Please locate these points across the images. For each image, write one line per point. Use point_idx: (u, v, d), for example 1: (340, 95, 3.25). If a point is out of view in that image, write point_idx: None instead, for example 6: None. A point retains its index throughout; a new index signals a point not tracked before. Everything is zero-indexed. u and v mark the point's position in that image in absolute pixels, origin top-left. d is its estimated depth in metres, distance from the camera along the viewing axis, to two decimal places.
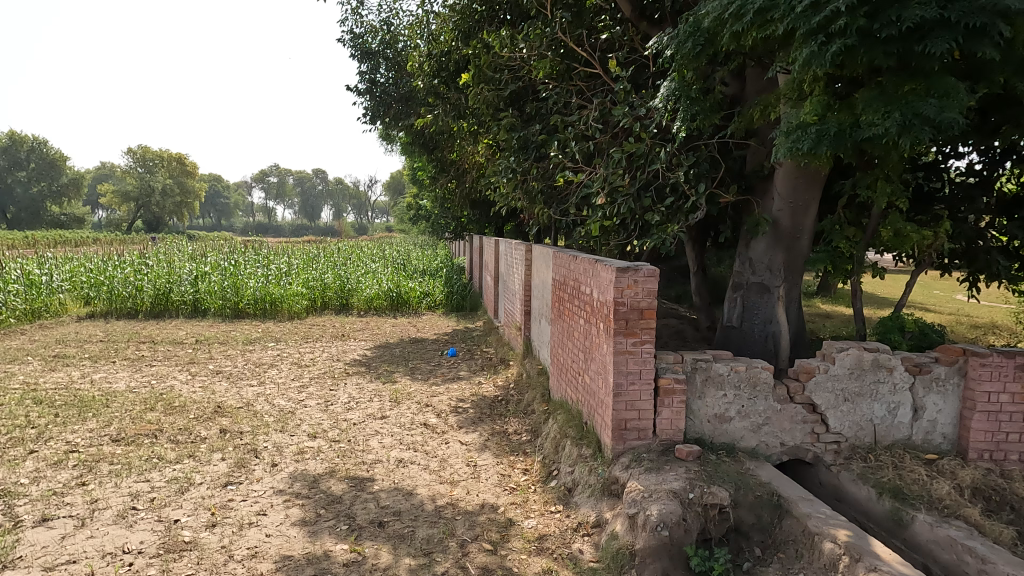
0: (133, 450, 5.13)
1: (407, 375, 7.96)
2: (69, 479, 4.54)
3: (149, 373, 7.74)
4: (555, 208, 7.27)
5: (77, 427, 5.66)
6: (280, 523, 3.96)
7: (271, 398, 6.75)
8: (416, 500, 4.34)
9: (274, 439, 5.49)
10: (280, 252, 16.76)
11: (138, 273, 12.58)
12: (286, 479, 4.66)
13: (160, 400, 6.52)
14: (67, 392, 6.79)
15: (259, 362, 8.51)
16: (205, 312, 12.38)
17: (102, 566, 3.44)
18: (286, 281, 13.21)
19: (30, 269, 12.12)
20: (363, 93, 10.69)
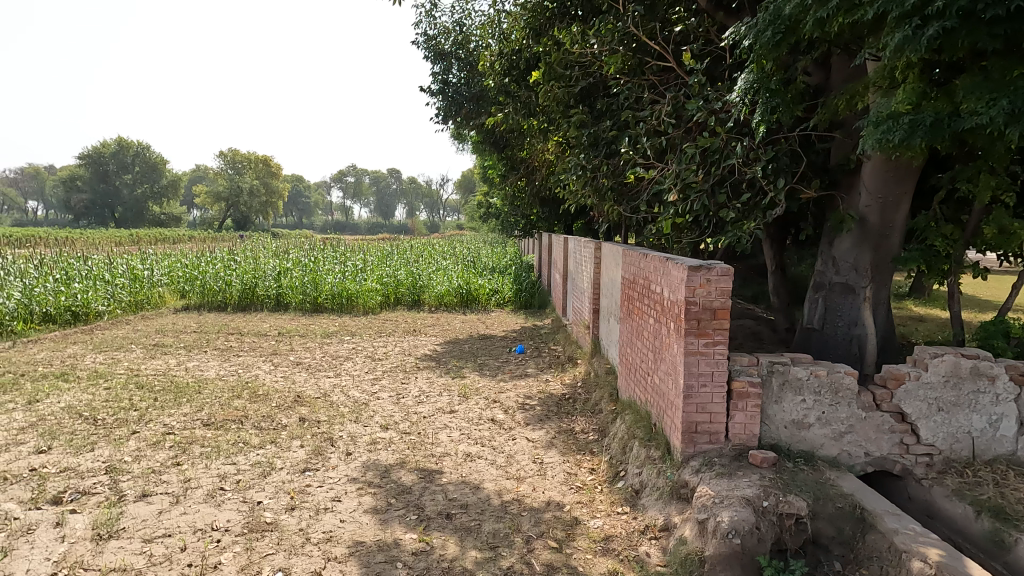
0: (221, 434, 5.48)
1: (476, 370, 8.07)
2: (166, 459, 4.90)
3: (236, 362, 8.24)
4: (626, 205, 7.17)
5: (173, 410, 6.12)
6: (353, 510, 4.12)
7: (347, 390, 7.01)
8: (482, 494, 4.40)
9: (348, 429, 5.71)
10: (356, 249, 17.38)
11: (227, 268, 13.43)
12: (359, 468, 4.84)
13: (246, 388, 6.93)
14: (165, 378, 7.35)
15: (335, 354, 8.87)
16: (288, 306, 13.05)
17: (194, 541, 3.69)
18: (361, 277, 13.71)
19: (134, 265, 13.16)
20: (436, 94, 10.91)
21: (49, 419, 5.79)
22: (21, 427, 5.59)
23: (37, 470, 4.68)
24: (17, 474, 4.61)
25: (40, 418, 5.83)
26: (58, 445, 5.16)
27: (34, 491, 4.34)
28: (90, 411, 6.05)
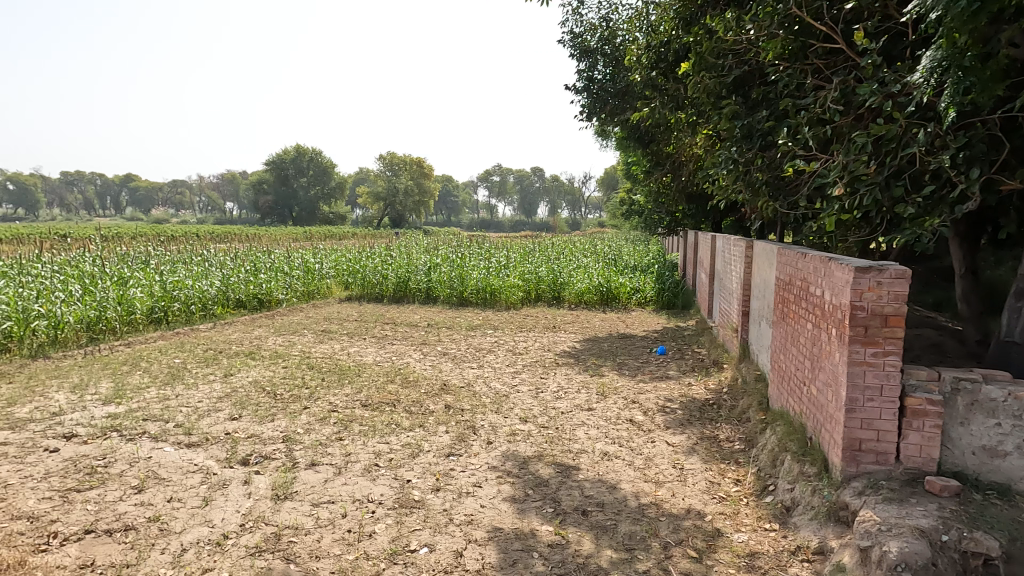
0: (377, 415, 5.98)
1: (615, 370, 7.99)
2: (331, 433, 5.45)
3: (390, 350, 8.91)
4: (782, 201, 6.68)
5: (337, 390, 6.79)
6: (493, 496, 4.29)
7: (488, 381, 7.29)
8: (619, 495, 4.36)
9: (490, 419, 5.95)
10: (500, 247, 17.95)
11: (385, 263, 14.58)
12: (499, 457, 5.02)
13: (398, 374, 7.49)
14: (331, 361, 8.17)
15: (479, 346, 9.27)
16: (436, 299, 13.86)
17: (353, 510, 4.07)
18: (504, 273, 14.16)
19: (308, 259, 14.76)
20: (580, 91, 10.93)
21: (240, 391, 6.69)
22: (219, 396, 6.52)
23: (230, 434, 5.44)
24: (216, 435, 5.39)
25: (233, 390, 6.76)
26: (247, 414, 5.95)
27: (228, 451, 5.04)
28: (272, 386, 6.90)
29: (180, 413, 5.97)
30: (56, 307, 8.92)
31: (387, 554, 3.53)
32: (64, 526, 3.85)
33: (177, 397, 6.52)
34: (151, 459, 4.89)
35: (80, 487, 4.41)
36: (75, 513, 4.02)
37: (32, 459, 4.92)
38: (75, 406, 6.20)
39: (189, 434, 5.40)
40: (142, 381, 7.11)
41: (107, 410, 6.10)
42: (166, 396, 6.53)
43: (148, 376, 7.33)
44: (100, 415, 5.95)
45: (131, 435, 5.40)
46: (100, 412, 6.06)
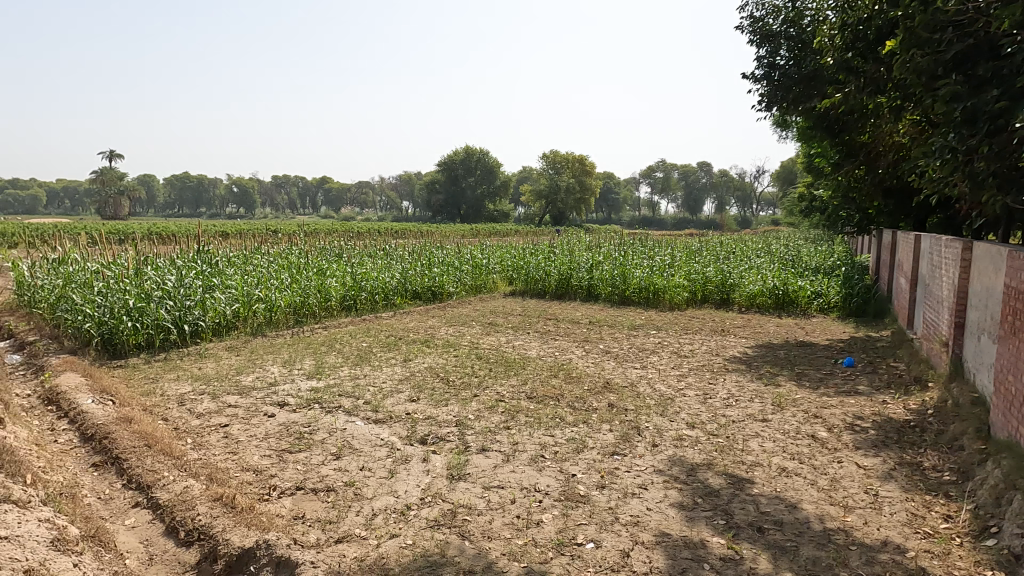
0: (542, 408, 6.13)
1: (793, 380, 7.37)
2: (499, 422, 5.70)
3: (553, 345, 9.08)
4: (1015, 195, 5.66)
5: (504, 381, 7.08)
6: (659, 500, 4.19)
7: (653, 383, 7.13)
8: (800, 515, 4.02)
9: (654, 421, 5.80)
10: (664, 245, 17.44)
11: (548, 260, 14.90)
12: (665, 461, 4.89)
13: (562, 369, 7.61)
14: (498, 352, 8.54)
15: (642, 346, 9.10)
16: (598, 297, 13.87)
17: (520, 497, 4.22)
18: (668, 272, 13.74)
19: (476, 254, 15.57)
20: (759, 79, 10.20)
21: (418, 376, 7.26)
22: (400, 379, 7.13)
23: (410, 414, 5.93)
24: (398, 414, 5.91)
25: (412, 374, 7.35)
26: (424, 397, 6.44)
27: (409, 430, 5.50)
28: (445, 373, 7.39)
29: (368, 392, 6.63)
30: (271, 293, 10.39)
31: (555, 545, 3.61)
32: (280, 481, 4.48)
33: (365, 377, 7.25)
34: (346, 431, 5.50)
35: (292, 449, 5.09)
36: (289, 471, 4.66)
37: (255, 421, 5.79)
38: (286, 379, 7.18)
39: (376, 411, 5.98)
40: (337, 361, 8.02)
41: (311, 384, 6.97)
42: (356, 376, 7.29)
43: (342, 357, 8.24)
44: (306, 388, 6.82)
45: (330, 407, 6.12)
46: (305, 385, 6.95)
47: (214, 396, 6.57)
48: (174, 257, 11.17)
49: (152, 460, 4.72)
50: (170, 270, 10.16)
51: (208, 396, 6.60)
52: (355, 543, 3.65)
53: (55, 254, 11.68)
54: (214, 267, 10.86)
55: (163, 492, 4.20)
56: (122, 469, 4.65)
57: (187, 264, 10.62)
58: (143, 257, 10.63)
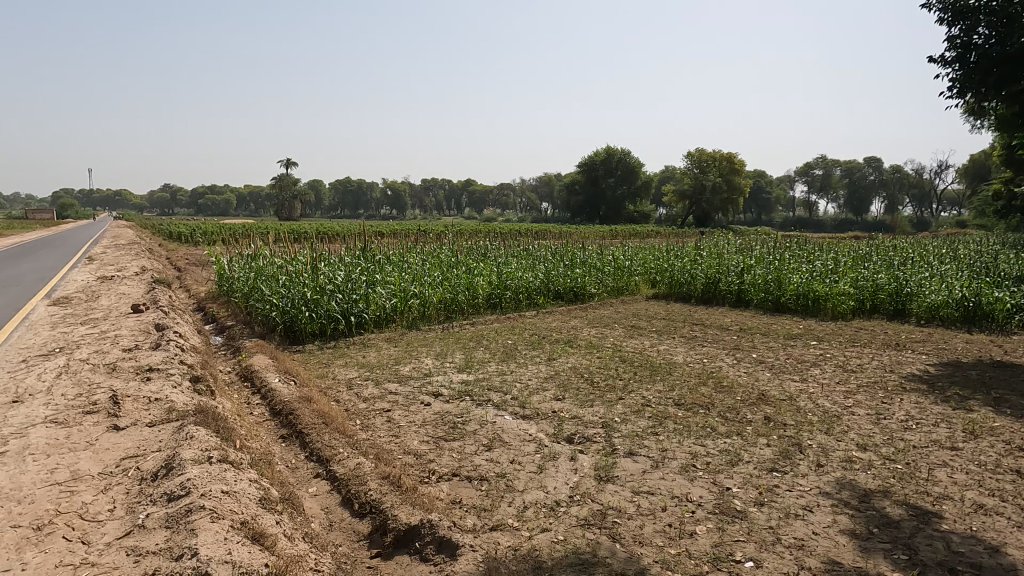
0: (692, 416, 5.92)
1: (990, 405, 6.43)
2: (647, 426, 5.60)
3: (701, 352, 8.73)
4: None
5: (650, 385, 6.93)
6: (827, 525, 3.87)
7: (815, 397, 6.59)
8: (1004, 561, 3.50)
9: (818, 439, 5.36)
10: (826, 248, 16.03)
11: (694, 263, 14.35)
12: (832, 483, 4.50)
13: (711, 377, 7.29)
14: (643, 356, 8.39)
15: (801, 358, 8.45)
16: (748, 303, 13.11)
17: (672, 505, 4.12)
18: (831, 278, 12.63)
19: (619, 256, 15.42)
20: (951, 62, 9.01)
21: (563, 375, 7.35)
22: (545, 377, 7.27)
23: (556, 412, 6.02)
24: (545, 411, 6.02)
25: (556, 373, 7.46)
26: (569, 396, 6.50)
27: (556, 427, 5.59)
28: (589, 374, 7.40)
29: (516, 387, 6.83)
30: (425, 289, 11.07)
31: (710, 559, 3.48)
32: (438, 466, 4.78)
33: (512, 373, 7.48)
34: (496, 424, 5.72)
35: (447, 437, 5.40)
36: (445, 457, 4.95)
37: (414, 408, 6.22)
38: (439, 371, 7.62)
39: (524, 407, 6.15)
40: (485, 356, 8.36)
41: (461, 377, 7.33)
42: (503, 371, 7.55)
43: (489, 352, 8.58)
44: (457, 380, 7.19)
45: (480, 400, 6.40)
46: (456, 377, 7.33)
47: (377, 383, 7.16)
48: (344, 254, 12.35)
49: (329, 436, 5.26)
50: (340, 266, 11.22)
51: (372, 382, 7.20)
52: (509, 532, 3.79)
53: (248, 250, 13.41)
54: (375, 264, 11.81)
55: (339, 466, 4.67)
56: (305, 443, 5.23)
57: (353, 261, 11.66)
58: (317, 254, 11.84)
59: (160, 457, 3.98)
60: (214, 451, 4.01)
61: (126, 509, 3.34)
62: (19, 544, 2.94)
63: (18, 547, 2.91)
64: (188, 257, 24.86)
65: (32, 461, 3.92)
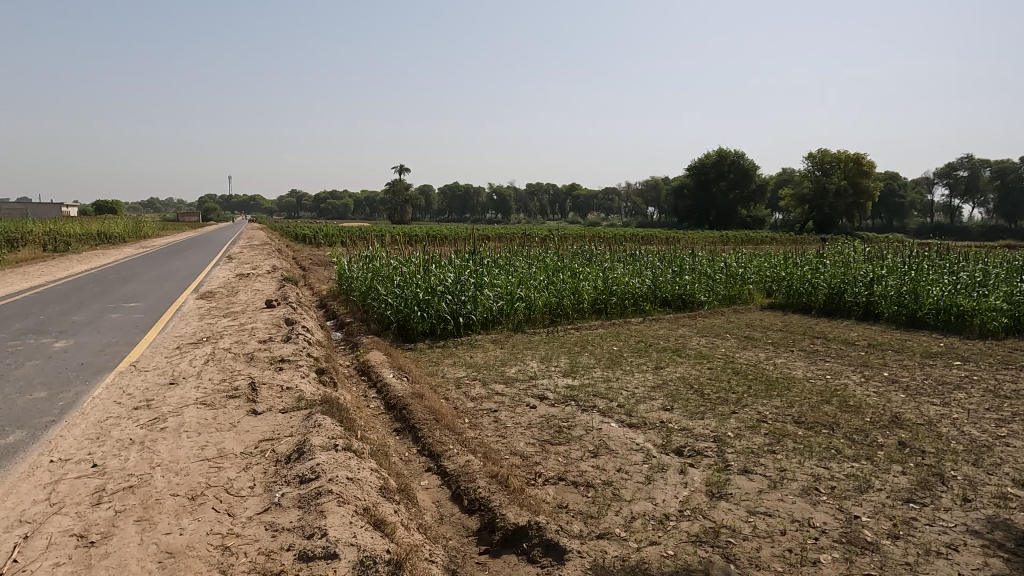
0: (814, 435, 5.53)
1: None
2: (762, 444, 5.31)
3: (823, 367, 8.14)
4: None
5: (766, 400, 6.56)
6: (976, 568, 3.47)
7: (959, 424, 5.93)
8: None
9: (965, 471, 4.82)
10: (974, 258, 14.37)
11: (816, 273, 13.43)
12: (982, 522, 4.02)
13: (836, 395, 6.78)
14: (758, 369, 7.96)
15: (941, 379, 7.65)
16: (878, 317, 12.06)
17: (793, 529, 3.88)
18: (979, 292, 11.32)
19: (732, 263, 14.75)
20: None
21: (671, 385, 7.13)
22: (652, 386, 7.10)
23: (665, 422, 5.85)
24: (653, 421, 5.88)
25: (664, 382, 7.26)
26: (678, 407, 6.30)
27: (664, 438, 5.43)
28: (700, 384, 7.13)
29: (622, 395, 6.73)
30: (531, 293, 11.19)
31: None
32: (545, 469, 4.81)
33: (618, 380, 7.37)
34: (602, 430, 5.66)
35: (553, 440, 5.43)
36: (551, 461, 4.97)
37: (519, 410, 6.30)
38: (544, 374, 7.67)
39: (631, 415, 6.04)
40: (590, 362, 8.30)
41: (566, 381, 7.33)
42: (609, 377, 7.47)
43: (594, 358, 8.51)
44: (562, 385, 7.20)
45: (586, 406, 6.36)
46: (561, 381, 7.34)
47: (484, 383, 7.33)
48: (454, 256, 12.77)
49: (440, 432, 5.46)
50: (450, 268, 11.61)
51: (479, 382, 7.38)
52: (616, 541, 3.74)
53: (367, 252, 14.22)
54: (483, 267, 12.11)
55: (449, 462, 4.83)
56: (417, 437, 5.46)
57: (463, 264, 12.02)
58: (429, 256, 12.34)
59: (292, 441, 4.33)
60: (338, 439, 4.30)
61: (264, 487, 3.65)
62: (177, 511, 3.31)
63: (177, 513, 3.28)
64: (314, 258, 26.81)
65: (186, 437, 4.40)
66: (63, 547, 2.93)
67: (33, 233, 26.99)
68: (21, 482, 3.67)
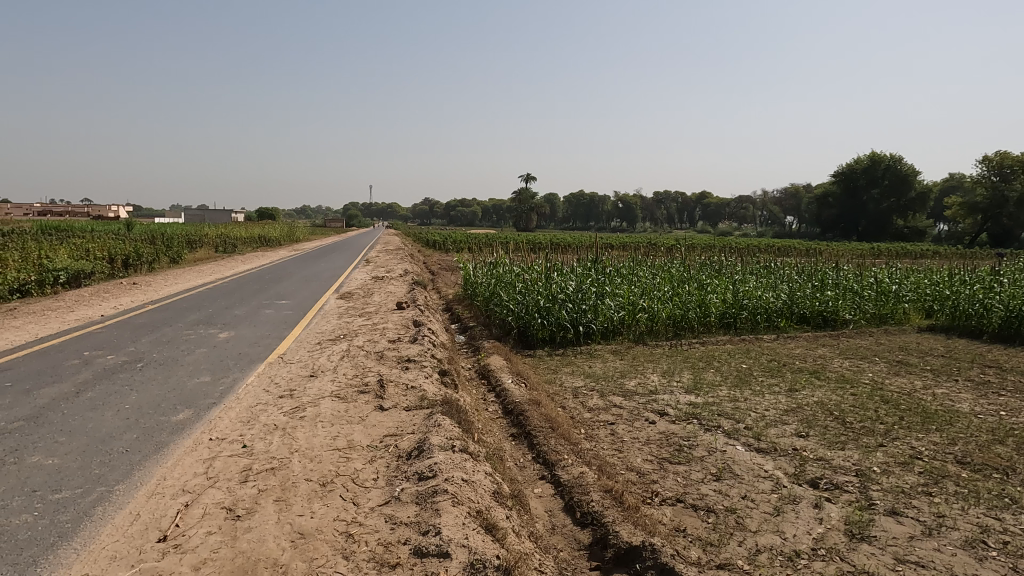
0: (982, 480, 4.81)
1: None
2: (916, 483, 4.70)
3: (996, 402, 7.07)
4: None
5: (921, 435, 5.82)
6: None
7: None
8: None
9: None
10: None
11: (988, 293, 11.77)
12: None
13: (1012, 436, 5.84)
14: (912, 398, 7.08)
15: None
16: None
17: None
18: None
19: (883, 279, 13.35)
20: None
21: (806, 409, 6.56)
22: (785, 409, 6.56)
23: (798, 450, 5.39)
24: (784, 447, 5.44)
25: (799, 405, 6.69)
26: (814, 434, 5.77)
27: (797, 467, 5.00)
28: (840, 411, 6.49)
29: (750, 417, 6.29)
30: (655, 304, 10.84)
31: None
32: (662, 488, 4.62)
33: (745, 400, 6.91)
34: (727, 453, 5.33)
35: (672, 459, 5.20)
36: (669, 480, 4.77)
37: (637, 424, 6.11)
38: (665, 389, 7.38)
39: (759, 439, 5.63)
40: (716, 379, 7.87)
41: (689, 398, 7.00)
42: (736, 397, 7.02)
43: (721, 376, 8.05)
44: (684, 401, 6.89)
45: (709, 425, 6.03)
46: (683, 398, 7.02)
47: (602, 394, 7.21)
48: (576, 265, 12.74)
49: (556, 441, 5.44)
50: (572, 276, 11.60)
51: (597, 393, 7.27)
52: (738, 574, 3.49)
53: (491, 258, 14.61)
54: (606, 276, 11.95)
55: (563, 471, 4.80)
56: (533, 444, 5.49)
57: (585, 272, 11.94)
58: (551, 264, 12.40)
59: (413, 439, 4.53)
60: (456, 440, 4.43)
61: (386, 481, 3.85)
62: (310, 495, 3.58)
63: (309, 497, 3.55)
64: (443, 263, 28.06)
65: (321, 427, 4.76)
66: (214, 517, 3.27)
67: (208, 236, 30.83)
68: (186, 455, 4.18)
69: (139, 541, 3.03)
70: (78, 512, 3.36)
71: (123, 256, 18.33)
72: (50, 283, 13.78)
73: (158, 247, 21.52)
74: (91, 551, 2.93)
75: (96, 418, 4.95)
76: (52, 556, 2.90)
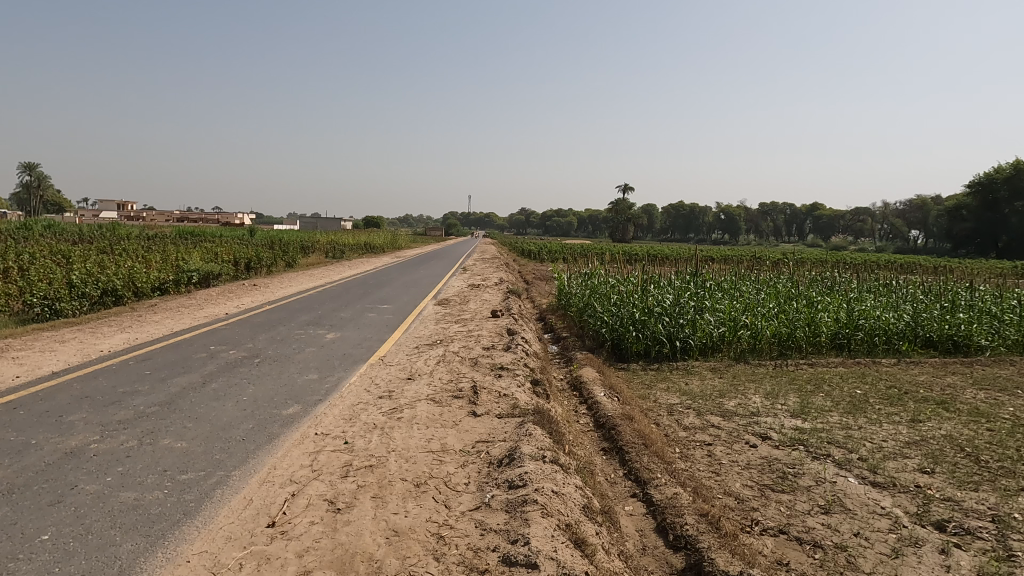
0: None
1: None
2: None
3: None
4: None
5: None
6: None
7: None
8: None
9: None
10: None
11: None
12: None
13: None
14: None
15: None
16: None
17: None
18: None
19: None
20: None
21: (932, 443, 5.94)
22: (906, 442, 5.97)
23: (922, 487, 4.89)
24: (904, 483, 4.96)
25: (923, 439, 6.07)
26: (941, 472, 5.21)
27: (919, 507, 4.53)
28: (973, 448, 5.82)
29: (864, 447, 5.79)
30: (758, 321, 10.26)
31: None
32: (763, 517, 4.35)
33: (860, 429, 6.36)
34: (837, 485, 4.93)
35: (775, 486, 4.89)
36: (771, 509, 4.48)
37: (737, 447, 5.81)
38: (768, 412, 6.97)
39: (875, 472, 5.17)
40: (826, 404, 7.31)
41: (795, 423, 6.55)
42: (849, 425, 6.48)
43: (832, 401, 7.47)
44: (789, 426, 6.47)
45: (817, 453, 5.62)
46: (789, 422, 6.59)
47: (698, 413, 6.91)
48: (674, 277, 12.39)
49: (648, 459, 5.28)
50: (669, 289, 11.29)
51: (693, 412, 6.99)
52: None
53: (586, 269, 14.48)
54: (705, 289, 11.52)
55: (656, 491, 4.64)
56: (624, 460, 5.36)
57: (683, 286, 11.54)
58: (648, 276, 12.13)
59: (504, 446, 4.57)
60: (547, 451, 4.42)
61: (477, 486, 3.90)
62: (406, 495, 3.70)
63: (404, 496, 3.67)
64: (539, 273, 28.12)
65: (417, 429, 4.92)
66: (317, 509, 3.46)
67: (319, 244, 32.89)
68: (295, 447, 4.46)
69: (251, 524, 3.26)
70: (201, 494, 3.67)
71: (246, 260, 19.98)
72: (184, 282, 15.26)
73: (276, 251, 23.24)
74: (211, 531, 3.19)
75: (218, 407, 5.40)
76: (178, 532, 3.19)
